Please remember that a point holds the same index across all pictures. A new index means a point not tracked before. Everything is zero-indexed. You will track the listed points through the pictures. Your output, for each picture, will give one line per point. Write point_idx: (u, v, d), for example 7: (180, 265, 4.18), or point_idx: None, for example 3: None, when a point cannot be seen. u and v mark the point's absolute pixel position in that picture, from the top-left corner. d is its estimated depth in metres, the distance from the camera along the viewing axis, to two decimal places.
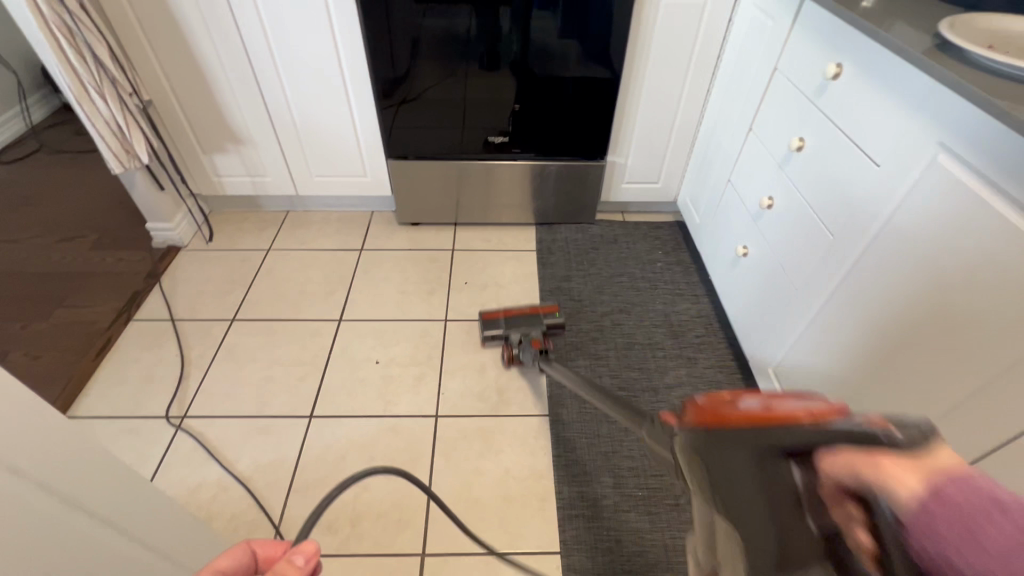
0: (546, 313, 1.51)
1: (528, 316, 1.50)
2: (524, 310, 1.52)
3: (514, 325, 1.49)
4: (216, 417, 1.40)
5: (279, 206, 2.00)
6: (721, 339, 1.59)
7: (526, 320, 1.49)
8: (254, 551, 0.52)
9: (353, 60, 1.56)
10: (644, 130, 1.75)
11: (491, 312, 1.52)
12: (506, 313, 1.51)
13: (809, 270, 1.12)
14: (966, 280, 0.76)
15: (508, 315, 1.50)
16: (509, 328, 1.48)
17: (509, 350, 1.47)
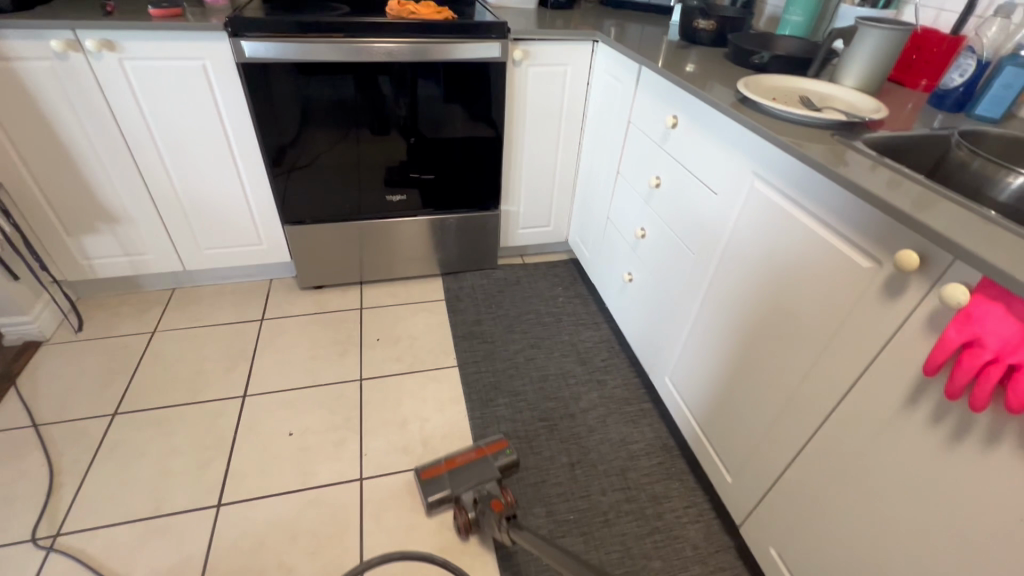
0: (493, 453, 1.32)
1: (476, 463, 1.30)
2: (469, 456, 1.31)
3: (462, 479, 1.27)
4: (100, 527, 1.23)
5: (164, 285, 1.87)
6: (623, 360, 1.73)
7: (475, 470, 1.28)
8: None
9: (240, 132, 1.56)
10: (530, 180, 1.93)
11: (432, 469, 1.30)
12: (450, 467, 1.30)
13: (681, 286, 1.30)
14: (787, 278, 0.95)
15: (452, 469, 1.29)
16: (457, 487, 1.25)
17: (462, 513, 1.21)
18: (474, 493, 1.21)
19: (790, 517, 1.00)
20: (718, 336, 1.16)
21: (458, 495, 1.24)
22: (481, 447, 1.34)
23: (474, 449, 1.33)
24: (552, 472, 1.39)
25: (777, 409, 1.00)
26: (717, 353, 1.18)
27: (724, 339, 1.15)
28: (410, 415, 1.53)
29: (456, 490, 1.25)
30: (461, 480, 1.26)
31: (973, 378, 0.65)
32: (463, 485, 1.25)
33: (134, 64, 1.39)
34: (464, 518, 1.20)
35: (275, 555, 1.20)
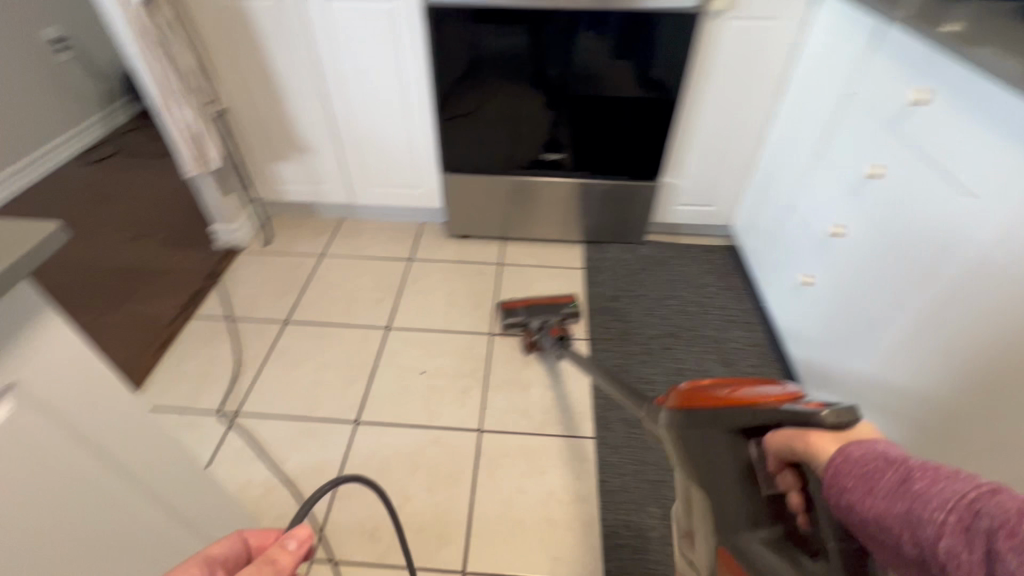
0: (564, 303, 1.60)
1: (547, 304, 1.60)
2: (542, 299, 1.62)
3: (534, 313, 1.58)
4: (266, 416, 1.43)
5: (335, 214, 2.07)
6: (776, 371, 1.52)
7: (545, 307, 1.59)
8: (246, 540, 0.59)
9: (418, 74, 1.60)
10: (702, 153, 1.72)
11: (511, 301, 1.62)
12: (526, 302, 1.61)
13: (884, 303, 1.07)
14: None
15: (527, 304, 1.60)
16: (529, 316, 1.56)
17: (530, 336, 1.53)
18: (541, 322, 1.55)
19: None
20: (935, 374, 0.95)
21: (529, 322, 1.56)
22: (553, 295, 1.64)
23: (549, 296, 1.61)
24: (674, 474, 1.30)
25: None
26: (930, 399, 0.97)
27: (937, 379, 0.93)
28: (534, 380, 1.52)
29: (527, 318, 1.56)
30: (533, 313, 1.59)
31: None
32: (535, 316, 1.56)
33: (336, 4, 1.48)
34: (530, 339, 1.52)
35: (398, 481, 1.30)
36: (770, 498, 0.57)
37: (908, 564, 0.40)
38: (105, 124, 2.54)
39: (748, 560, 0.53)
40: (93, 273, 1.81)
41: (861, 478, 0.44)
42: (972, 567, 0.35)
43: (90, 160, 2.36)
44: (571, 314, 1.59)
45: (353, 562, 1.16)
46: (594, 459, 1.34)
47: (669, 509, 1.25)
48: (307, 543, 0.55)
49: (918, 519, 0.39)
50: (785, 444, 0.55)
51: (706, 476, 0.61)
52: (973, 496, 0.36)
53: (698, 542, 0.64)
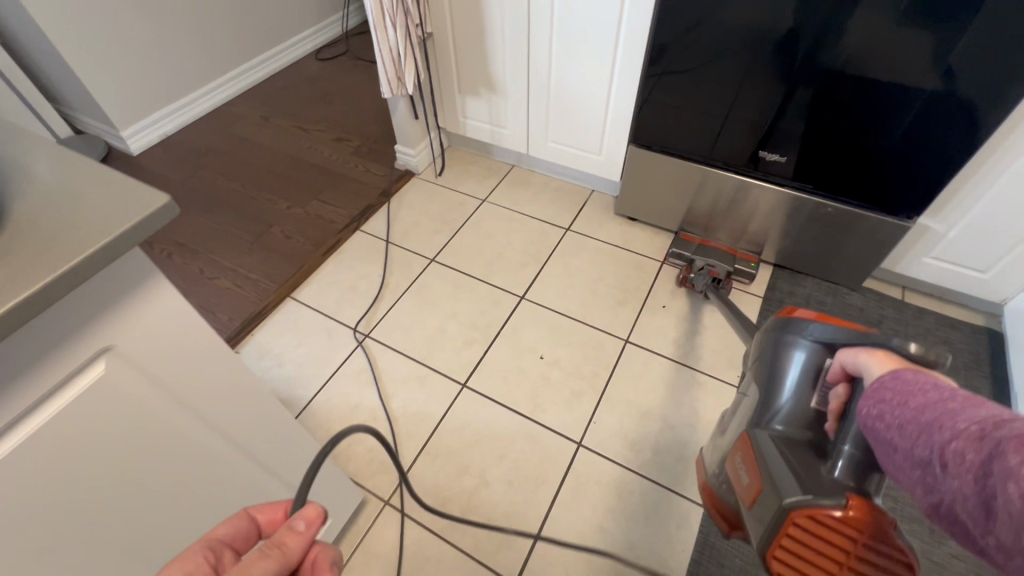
0: (740, 258, 1.56)
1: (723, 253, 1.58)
2: (719, 246, 1.60)
3: (703, 253, 1.57)
4: (389, 347, 1.49)
5: (508, 158, 1.99)
6: None
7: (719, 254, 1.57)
8: (254, 516, 0.55)
9: (636, 27, 1.35)
10: (1002, 201, 1.20)
11: (690, 235, 1.64)
12: (700, 243, 1.61)
13: None
14: None
15: (701, 244, 1.60)
16: (696, 254, 1.57)
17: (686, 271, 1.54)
18: (706, 263, 1.53)
19: None
20: None
21: (692, 259, 1.56)
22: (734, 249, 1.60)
23: (728, 247, 1.58)
24: None
25: None
26: None
27: None
28: (656, 412, 1.32)
29: (694, 255, 1.57)
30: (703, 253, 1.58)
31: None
32: (702, 255, 1.56)
33: None
34: (685, 272, 1.54)
35: (483, 462, 1.27)
36: (816, 408, 0.68)
37: (912, 462, 0.45)
38: (342, 24, 2.75)
39: (766, 437, 0.67)
40: (298, 165, 2.03)
41: (901, 394, 0.49)
42: (972, 465, 0.39)
43: (323, 58, 2.60)
44: (739, 271, 1.55)
45: (420, 524, 1.18)
46: (694, 532, 1.14)
47: None
48: (317, 522, 0.52)
49: (939, 426, 0.43)
50: (851, 357, 0.61)
51: (766, 377, 0.74)
52: (1003, 416, 0.40)
53: (733, 430, 0.82)
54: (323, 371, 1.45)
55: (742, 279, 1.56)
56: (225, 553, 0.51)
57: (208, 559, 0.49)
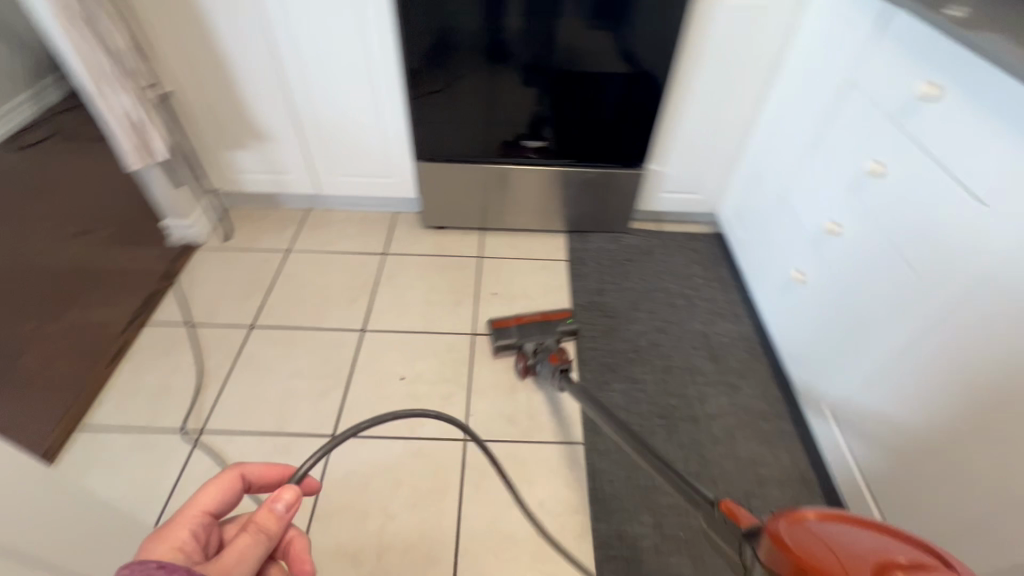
0: (558, 320, 1.49)
1: (542, 324, 1.48)
2: (535, 318, 1.50)
3: (527, 334, 1.46)
4: (234, 433, 1.33)
5: (301, 204, 1.93)
6: (764, 365, 1.51)
7: (540, 329, 1.47)
8: (245, 474, 0.65)
9: (384, 53, 1.47)
10: (690, 139, 1.64)
11: (503, 320, 1.49)
12: (517, 321, 1.49)
13: (885, 307, 1.03)
14: None
15: (519, 323, 1.48)
16: (522, 337, 1.45)
17: (524, 359, 1.41)
18: (536, 344, 1.41)
19: None
20: (936, 383, 0.92)
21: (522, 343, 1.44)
22: (547, 312, 1.52)
23: (542, 314, 1.50)
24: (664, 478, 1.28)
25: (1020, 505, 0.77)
26: (921, 404, 0.95)
27: (944, 397, 0.91)
28: (519, 384, 1.46)
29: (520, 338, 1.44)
30: (527, 335, 1.46)
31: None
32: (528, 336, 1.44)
33: None
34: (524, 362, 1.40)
35: (380, 499, 1.23)
36: None
37: None
38: (34, 103, 2.29)
39: None
40: (31, 276, 1.64)
41: None
42: None
43: (21, 146, 2.12)
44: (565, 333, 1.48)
45: None
46: (583, 467, 1.30)
47: (660, 515, 1.23)
48: (295, 505, 0.58)
49: None
50: None
51: None
52: None
53: None
54: (158, 492, 1.23)
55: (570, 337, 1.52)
56: (211, 524, 0.61)
57: (197, 533, 0.59)
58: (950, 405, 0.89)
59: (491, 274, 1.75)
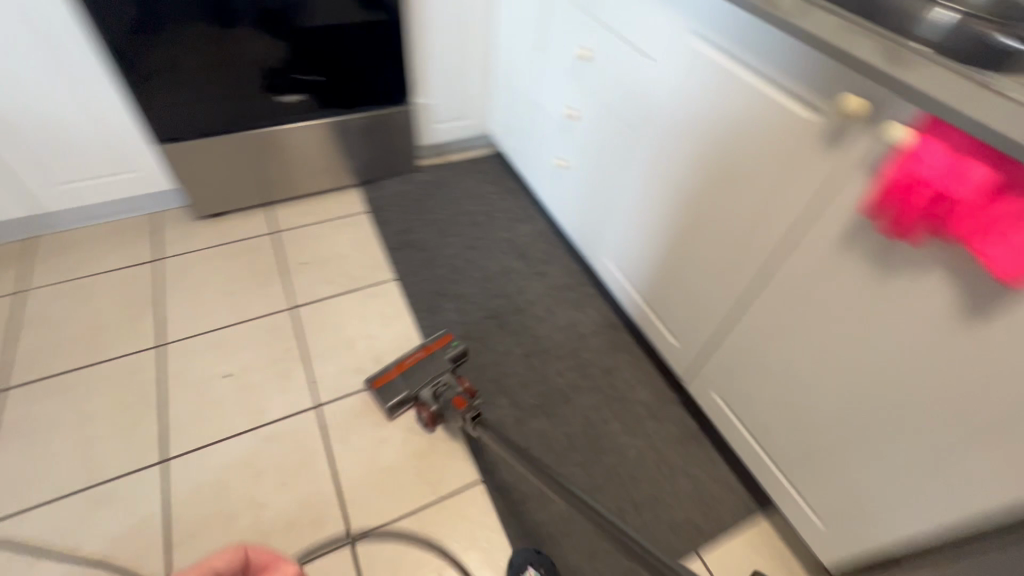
0: (441, 347, 1.28)
1: (428, 360, 1.26)
2: (416, 356, 1.27)
3: (415, 379, 1.24)
4: (30, 509, 1.11)
5: (19, 234, 1.55)
6: (561, 249, 1.76)
7: (428, 367, 1.25)
8: (249, 554, 0.72)
9: (58, 22, 1.21)
10: (443, 66, 1.73)
11: (382, 375, 1.27)
12: (400, 370, 1.27)
13: (621, 164, 1.28)
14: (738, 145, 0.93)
15: (402, 372, 1.26)
16: (413, 386, 1.23)
17: (426, 410, 1.20)
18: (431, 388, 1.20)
19: (728, 370, 1.12)
20: (658, 208, 1.20)
21: (415, 393, 1.22)
22: (427, 343, 1.30)
23: (420, 348, 1.28)
24: (509, 363, 1.43)
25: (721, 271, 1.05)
26: (654, 228, 1.23)
27: (668, 217, 1.18)
28: (357, 336, 1.46)
29: (411, 389, 1.22)
30: (416, 377, 1.24)
31: (922, 217, 0.66)
32: (419, 383, 1.22)
33: None
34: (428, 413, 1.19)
35: (245, 495, 1.16)
36: None
37: None
38: None
39: None
40: None
41: None
42: None
43: None
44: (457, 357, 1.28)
45: None
46: None
47: (514, 394, 1.37)
48: None
49: None
50: None
51: None
52: None
53: None
54: None
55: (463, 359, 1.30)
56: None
57: None
58: (672, 221, 1.17)
59: (294, 245, 1.67)
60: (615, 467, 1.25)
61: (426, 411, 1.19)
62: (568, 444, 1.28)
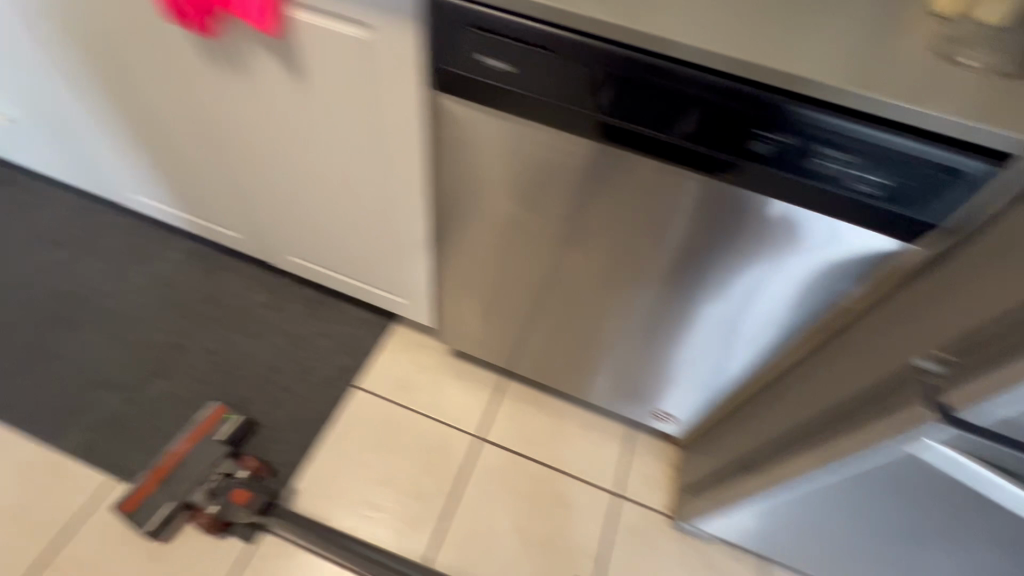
0: (213, 430, 1.10)
1: (195, 454, 1.07)
2: (175, 454, 1.06)
3: (179, 484, 1.04)
4: None
5: None
6: (104, 210, 1.48)
7: (196, 462, 1.06)
8: None
9: None
10: None
11: (133, 496, 1.02)
12: (156, 480, 1.04)
13: (41, 85, 1.08)
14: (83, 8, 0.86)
15: (161, 481, 1.04)
16: (179, 494, 1.03)
17: (201, 516, 1.02)
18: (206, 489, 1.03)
19: (274, 229, 1.15)
20: (105, 115, 1.07)
21: (182, 501, 1.03)
22: (189, 432, 1.09)
23: (183, 443, 1.07)
24: (95, 354, 1.24)
25: (189, 143, 1.03)
26: (122, 138, 1.11)
27: (118, 118, 1.06)
28: None
29: (176, 498, 1.03)
30: (180, 481, 1.04)
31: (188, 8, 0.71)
32: (185, 488, 1.04)
33: None
34: (204, 518, 1.02)
35: None
36: None
37: None
38: None
39: None
40: None
41: None
42: None
43: None
44: (233, 438, 1.11)
45: None
46: (13, 427, 1.13)
47: (116, 379, 1.21)
48: None
49: None
50: None
51: None
52: None
53: None
54: None
55: (245, 434, 1.14)
56: None
57: None
58: (124, 120, 1.06)
59: None
60: (255, 371, 1.24)
61: (206, 516, 1.02)
62: (198, 385, 1.21)
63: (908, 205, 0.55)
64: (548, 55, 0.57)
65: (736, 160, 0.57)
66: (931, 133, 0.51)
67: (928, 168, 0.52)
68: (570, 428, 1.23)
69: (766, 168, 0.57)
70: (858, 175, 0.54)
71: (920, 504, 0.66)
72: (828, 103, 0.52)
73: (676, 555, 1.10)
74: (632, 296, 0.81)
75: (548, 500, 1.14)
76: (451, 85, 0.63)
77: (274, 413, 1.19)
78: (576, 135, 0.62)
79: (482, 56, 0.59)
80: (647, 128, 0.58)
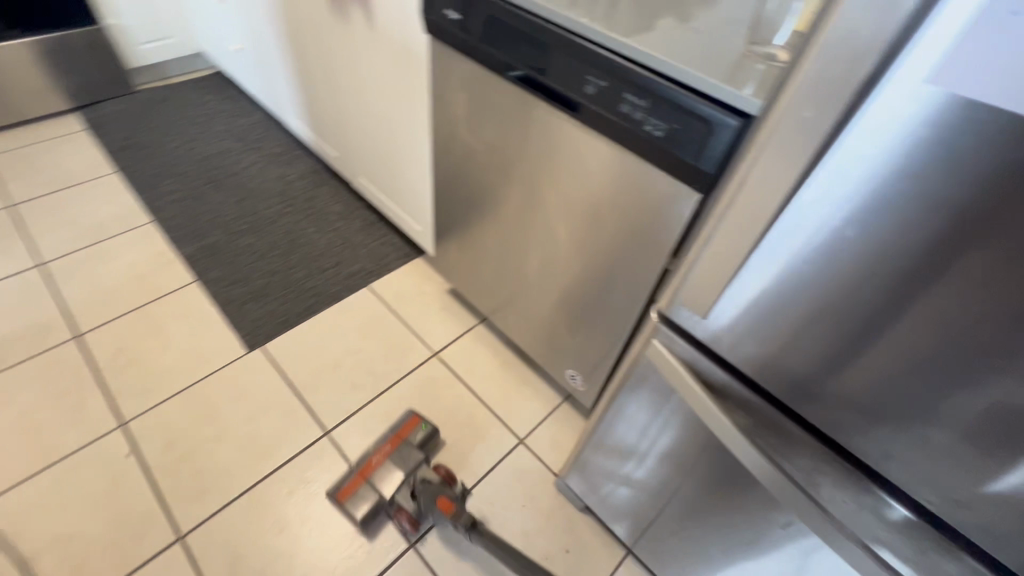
0: (407, 433, 1.18)
1: (395, 454, 1.13)
2: (380, 452, 1.14)
3: (382, 480, 1.10)
4: None
5: None
6: (275, 130, 2.08)
7: (396, 462, 1.12)
8: None
9: None
10: None
11: (346, 487, 1.11)
12: (364, 472, 1.12)
13: (259, 28, 1.66)
14: None
15: (368, 474, 1.11)
16: (382, 489, 1.09)
17: (405, 515, 1.07)
18: (407, 486, 1.08)
19: (352, 150, 1.56)
20: (283, 53, 1.60)
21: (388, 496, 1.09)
22: (389, 434, 1.17)
23: (386, 441, 1.15)
24: (224, 207, 1.77)
25: (318, 77, 1.49)
26: (289, 68, 1.63)
27: (289, 55, 1.58)
28: (80, 215, 1.69)
29: (380, 491, 1.09)
30: (384, 479, 1.10)
31: None
32: (387, 483, 1.09)
33: None
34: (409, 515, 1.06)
35: None
36: None
37: None
38: None
39: None
40: None
41: None
42: None
43: None
44: (424, 441, 1.18)
45: None
46: (161, 230, 1.67)
47: (227, 225, 1.71)
48: None
49: None
50: None
51: None
52: None
53: None
54: None
55: (430, 440, 1.21)
56: None
57: None
58: (291, 57, 1.57)
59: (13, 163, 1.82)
60: (308, 251, 1.65)
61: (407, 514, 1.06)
62: (270, 246, 1.66)
63: (683, 149, 0.68)
64: (485, 11, 0.85)
65: (577, 98, 0.77)
66: (694, 87, 0.65)
67: (693, 116, 0.65)
68: (512, 378, 1.40)
69: (597, 107, 0.75)
70: (648, 117, 0.70)
71: (677, 431, 0.76)
72: (630, 59, 0.70)
73: (547, 506, 1.18)
74: (544, 232, 1.02)
75: (464, 418, 1.31)
76: (435, 30, 0.94)
77: (306, 281, 1.57)
78: (496, 72, 0.88)
79: (450, 11, 0.90)
80: (529, 68, 0.82)
